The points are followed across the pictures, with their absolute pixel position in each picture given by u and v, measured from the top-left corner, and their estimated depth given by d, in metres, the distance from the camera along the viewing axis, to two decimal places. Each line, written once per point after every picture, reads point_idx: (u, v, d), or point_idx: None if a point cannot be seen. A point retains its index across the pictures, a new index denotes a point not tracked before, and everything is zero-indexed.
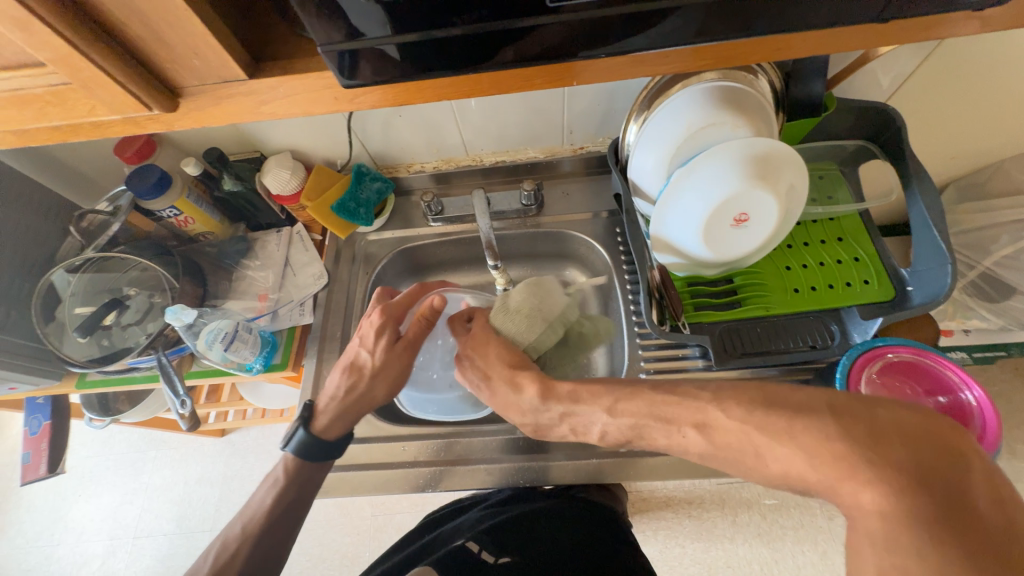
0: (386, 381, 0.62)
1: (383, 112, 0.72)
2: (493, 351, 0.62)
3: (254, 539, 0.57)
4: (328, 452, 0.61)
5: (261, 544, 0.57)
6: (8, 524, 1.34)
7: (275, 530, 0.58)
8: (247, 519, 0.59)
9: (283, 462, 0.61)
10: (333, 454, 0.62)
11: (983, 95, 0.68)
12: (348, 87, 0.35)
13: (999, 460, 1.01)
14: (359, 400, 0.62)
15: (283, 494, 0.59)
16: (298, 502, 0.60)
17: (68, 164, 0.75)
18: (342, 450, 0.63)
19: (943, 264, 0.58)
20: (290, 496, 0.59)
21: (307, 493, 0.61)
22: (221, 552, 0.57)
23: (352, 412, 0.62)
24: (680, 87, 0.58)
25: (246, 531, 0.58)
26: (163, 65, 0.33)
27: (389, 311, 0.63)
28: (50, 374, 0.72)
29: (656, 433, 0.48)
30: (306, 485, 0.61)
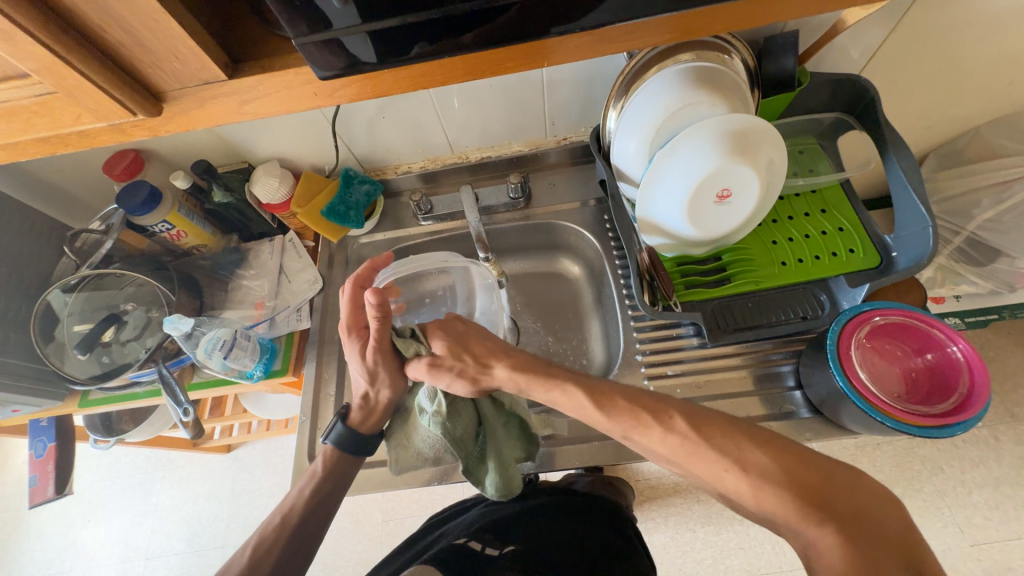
0: (391, 381, 0.62)
1: (366, 115, 0.73)
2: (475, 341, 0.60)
3: (293, 527, 0.58)
4: (363, 446, 0.63)
5: (303, 531, 0.58)
6: (17, 554, 1.33)
7: (316, 518, 0.59)
8: (282, 511, 0.59)
9: (322, 456, 0.62)
10: (371, 447, 0.63)
11: (952, 63, 0.69)
12: (325, 80, 0.37)
13: (999, 423, 1.02)
14: (381, 402, 0.64)
15: (320, 482, 0.60)
16: (334, 491, 0.61)
17: (58, 186, 0.76)
18: (376, 445, 0.64)
19: (924, 226, 0.59)
20: (327, 487, 0.60)
21: (342, 485, 0.62)
22: (258, 543, 0.56)
23: (383, 410, 0.64)
24: (655, 70, 0.59)
25: (285, 521, 0.58)
26: (145, 71, 0.34)
27: (352, 318, 0.60)
28: (53, 395, 0.72)
29: (646, 416, 0.49)
30: (343, 478, 0.62)
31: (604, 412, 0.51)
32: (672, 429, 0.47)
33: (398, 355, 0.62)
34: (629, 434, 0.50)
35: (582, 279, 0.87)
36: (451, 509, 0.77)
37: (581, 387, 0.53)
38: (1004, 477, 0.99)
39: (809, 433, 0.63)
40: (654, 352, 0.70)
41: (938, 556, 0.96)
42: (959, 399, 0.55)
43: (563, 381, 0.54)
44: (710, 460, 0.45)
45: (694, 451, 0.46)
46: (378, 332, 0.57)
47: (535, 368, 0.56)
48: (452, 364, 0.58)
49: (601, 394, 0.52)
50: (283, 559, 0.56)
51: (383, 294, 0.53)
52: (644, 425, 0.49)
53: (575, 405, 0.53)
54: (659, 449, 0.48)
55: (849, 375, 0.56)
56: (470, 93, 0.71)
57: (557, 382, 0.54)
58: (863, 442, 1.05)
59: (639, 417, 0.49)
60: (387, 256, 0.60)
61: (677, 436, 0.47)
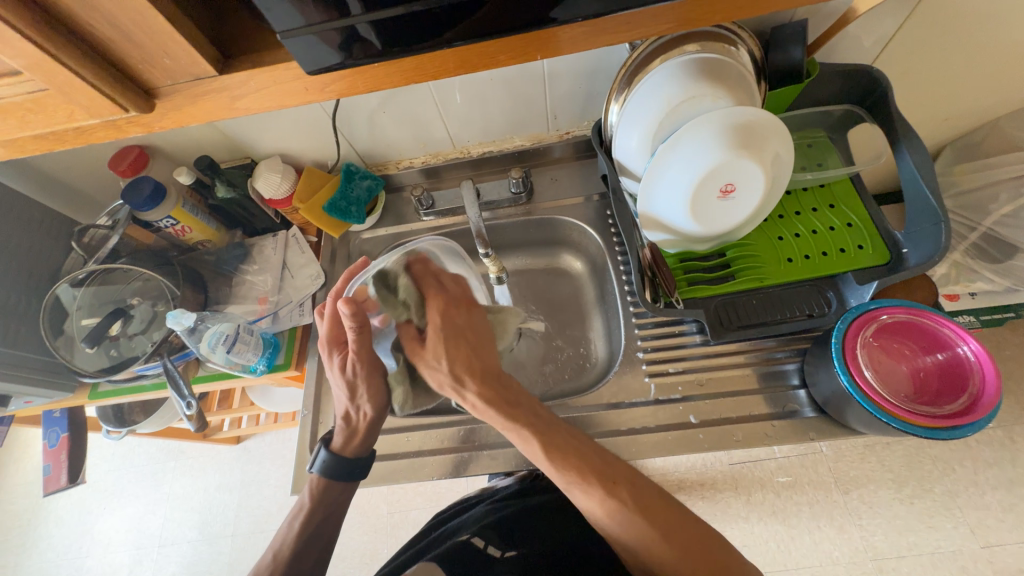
0: (371, 397, 0.60)
1: (367, 109, 0.73)
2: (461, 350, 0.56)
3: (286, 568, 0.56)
4: (351, 472, 0.60)
5: (299, 567, 0.57)
6: (37, 540, 1.37)
7: (312, 550, 0.59)
8: (275, 549, 0.58)
9: (310, 486, 0.61)
10: (362, 474, 0.61)
11: (969, 53, 0.67)
12: (314, 74, 0.36)
13: (1013, 423, 1.00)
14: (363, 419, 0.61)
15: (310, 515, 0.59)
16: (327, 520, 0.60)
17: (66, 182, 0.77)
18: (367, 470, 0.62)
19: (936, 222, 0.57)
20: (317, 519, 0.59)
21: (335, 509, 0.61)
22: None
23: (365, 428, 0.61)
24: (659, 61, 0.58)
25: (276, 558, 0.57)
26: (136, 68, 0.34)
27: (330, 334, 0.59)
28: (64, 387, 0.74)
29: (595, 478, 0.50)
30: (339, 506, 0.62)
31: (553, 462, 0.51)
32: (615, 496, 0.49)
33: (380, 367, 0.60)
34: (571, 488, 0.51)
35: (584, 276, 0.87)
36: (451, 511, 0.76)
37: (537, 433, 0.52)
38: (1017, 477, 0.97)
39: (813, 433, 0.61)
40: (656, 350, 0.69)
41: (946, 556, 0.94)
42: (969, 399, 0.54)
43: (522, 430, 0.53)
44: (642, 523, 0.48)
45: (629, 519, 0.49)
46: (358, 343, 0.55)
47: (502, 397, 0.54)
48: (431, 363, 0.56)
49: (555, 445, 0.52)
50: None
51: (355, 303, 0.52)
52: (589, 485, 0.50)
53: (529, 452, 0.53)
54: (595, 506, 0.50)
55: (854, 374, 0.55)
56: (471, 88, 0.70)
57: (518, 426, 0.53)
58: (871, 441, 1.04)
59: (586, 475, 0.50)
60: (363, 263, 0.61)
61: (617, 502, 0.49)
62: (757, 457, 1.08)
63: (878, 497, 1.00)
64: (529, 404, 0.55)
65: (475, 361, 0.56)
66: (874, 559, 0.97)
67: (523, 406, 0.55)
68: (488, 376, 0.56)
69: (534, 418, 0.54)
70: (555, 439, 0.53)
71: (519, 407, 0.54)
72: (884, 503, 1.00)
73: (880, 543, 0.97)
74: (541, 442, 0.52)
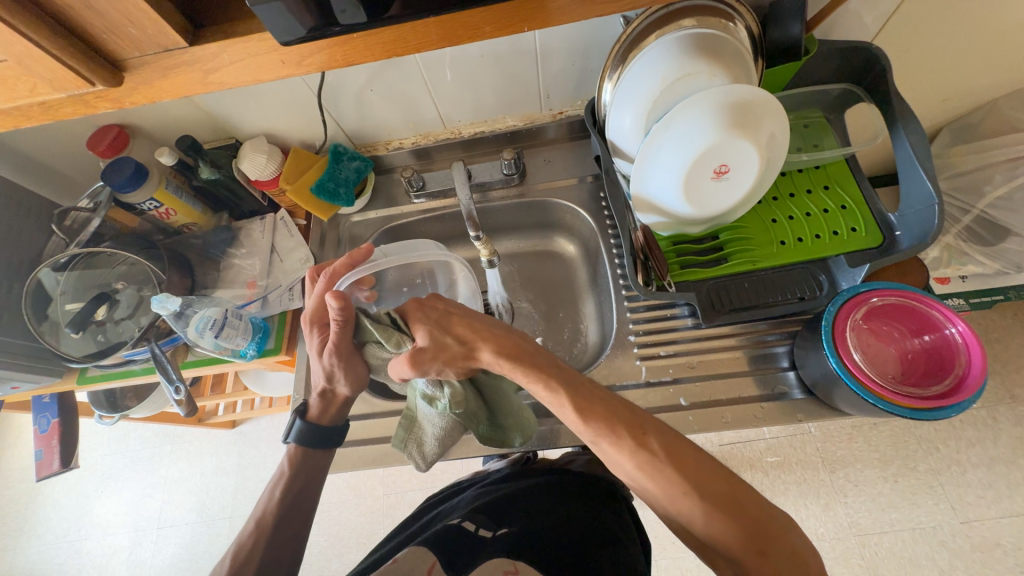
0: (347, 382, 0.60)
1: (354, 88, 0.70)
2: (459, 321, 0.55)
3: (267, 535, 0.57)
4: (328, 439, 0.62)
5: (281, 535, 0.57)
6: (36, 523, 1.38)
7: (296, 514, 0.59)
8: (254, 521, 0.58)
9: (287, 456, 0.62)
10: (338, 442, 0.63)
11: (972, 30, 0.65)
12: (288, 45, 0.35)
13: (999, 404, 1.02)
14: (338, 396, 0.62)
15: (289, 484, 0.60)
16: (308, 489, 0.61)
17: (44, 163, 0.75)
18: (346, 435, 0.65)
19: (930, 203, 0.57)
20: (297, 487, 0.60)
21: (315, 478, 0.62)
22: (237, 552, 0.56)
23: (340, 406, 0.63)
24: (654, 37, 0.56)
25: (261, 525, 0.57)
26: (101, 37, 0.34)
27: (315, 312, 0.58)
28: (52, 372, 0.73)
29: (625, 432, 0.48)
30: (322, 471, 0.63)
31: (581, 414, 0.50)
32: (645, 447, 0.47)
33: (359, 355, 0.59)
34: (599, 441, 0.49)
35: (577, 258, 0.86)
36: (445, 494, 0.77)
37: (562, 384, 0.51)
38: (1000, 456, 0.99)
39: (801, 414, 0.62)
40: (648, 332, 0.69)
41: (928, 532, 0.97)
42: (954, 380, 0.54)
43: (548, 382, 0.51)
44: (668, 477, 0.46)
45: (661, 473, 0.46)
46: (341, 334, 0.55)
47: (521, 352, 0.54)
48: (438, 354, 0.53)
49: (582, 397, 0.50)
50: (268, 557, 0.56)
51: (345, 298, 0.52)
52: (619, 436, 0.48)
53: (557, 407, 0.51)
54: (626, 461, 0.48)
55: (844, 357, 0.55)
56: (460, 64, 0.68)
57: (544, 377, 0.51)
58: (859, 422, 1.06)
59: (615, 428, 0.49)
60: (366, 250, 0.57)
61: (647, 453, 0.47)
62: (747, 438, 1.10)
63: (864, 476, 1.03)
64: (549, 357, 0.54)
65: (475, 327, 0.55)
66: (858, 534, 1.00)
67: (542, 357, 0.54)
68: (500, 330, 0.56)
69: (556, 368, 0.53)
70: (583, 393, 0.51)
71: (538, 359, 0.53)
72: (870, 481, 1.02)
73: (864, 519, 1.00)
74: (571, 398, 0.50)
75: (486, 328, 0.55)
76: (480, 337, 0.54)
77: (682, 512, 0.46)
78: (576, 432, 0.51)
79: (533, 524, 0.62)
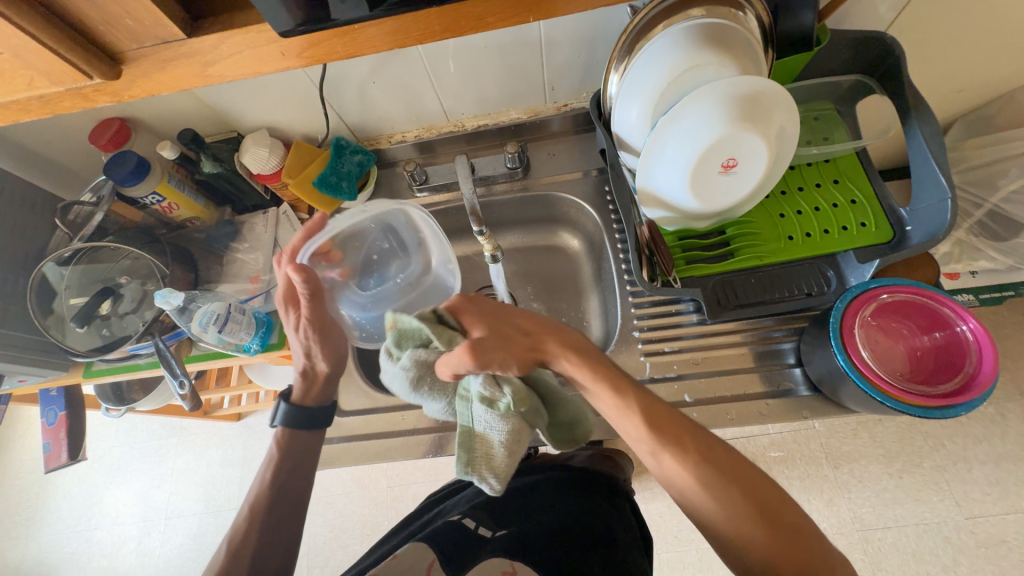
0: (327, 356, 0.61)
1: (356, 80, 0.69)
2: (517, 317, 0.53)
3: (262, 517, 0.56)
4: (312, 420, 0.62)
5: (274, 517, 0.57)
6: (46, 512, 1.40)
7: (290, 497, 0.59)
8: (250, 502, 0.58)
9: (274, 440, 0.61)
10: (325, 421, 0.64)
11: (989, 20, 0.64)
12: (286, 36, 0.35)
13: (1007, 400, 1.01)
14: (318, 378, 0.63)
15: (278, 464, 0.60)
16: (297, 475, 0.60)
17: (47, 157, 0.75)
18: (330, 416, 0.65)
19: (943, 198, 0.55)
20: (287, 466, 0.60)
21: (303, 463, 0.61)
22: (232, 538, 0.56)
23: (325, 381, 0.64)
24: (662, 27, 0.54)
25: (252, 511, 0.57)
26: (99, 30, 0.34)
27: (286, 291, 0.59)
28: (58, 366, 0.73)
29: (692, 446, 0.47)
30: (311, 451, 0.62)
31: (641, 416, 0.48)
32: (711, 462, 0.46)
33: (334, 328, 0.61)
34: (659, 455, 0.47)
35: (581, 253, 0.85)
36: (447, 490, 0.77)
37: (624, 391, 0.50)
38: (1007, 452, 0.98)
39: (806, 411, 0.62)
40: (652, 329, 0.68)
41: (933, 528, 0.97)
42: (964, 380, 0.53)
43: (612, 387, 0.50)
44: (732, 498, 0.44)
45: (723, 492, 0.45)
46: (311, 308, 0.57)
47: (588, 354, 0.52)
48: (504, 346, 0.49)
49: (649, 408, 0.49)
50: (264, 538, 0.55)
51: (307, 269, 0.55)
52: (686, 450, 0.46)
53: (619, 415, 0.50)
54: (689, 478, 0.46)
55: (851, 354, 0.54)
56: (464, 56, 0.67)
57: (611, 380, 0.50)
58: (864, 417, 1.05)
59: (677, 439, 0.47)
60: (320, 220, 0.58)
61: (712, 469, 0.45)
62: (751, 433, 1.10)
63: (868, 471, 1.02)
64: (609, 362, 0.52)
65: (536, 325, 0.53)
66: (861, 530, 0.99)
67: (602, 360, 0.52)
68: (562, 330, 0.54)
69: (617, 373, 0.51)
70: (652, 404, 0.49)
71: (601, 362, 0.52)
72: (875, 477, 1.02)
73: (868, 514, 1.00)
74: (638, 410, 0.48)
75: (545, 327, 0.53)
76: (546, 335, 0.53)
77: (736, 535, 0.44)
78: (637, 443, 0.49)
79: (532, 523, 0.63)
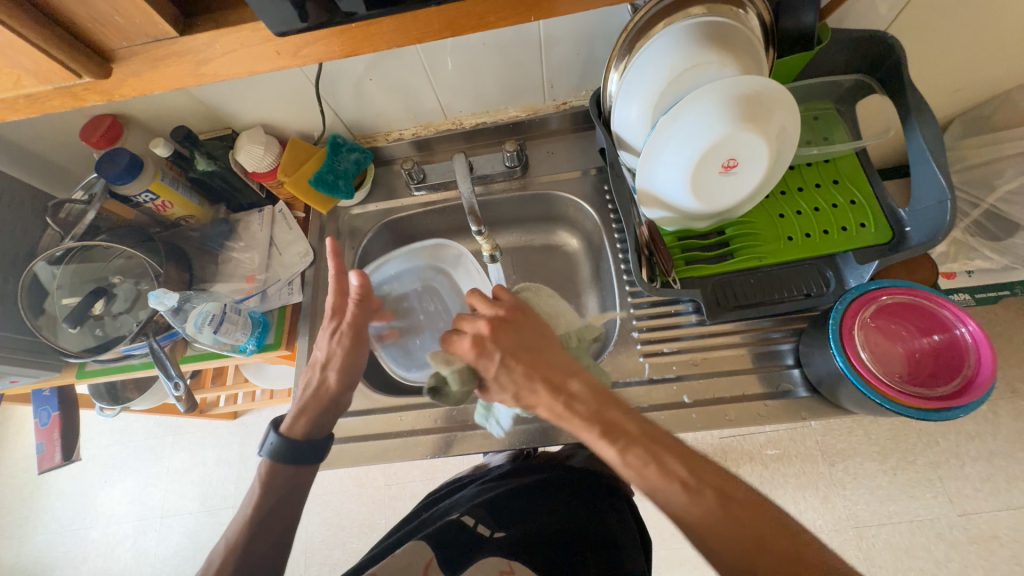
0: (342, 369, 0.61)
1: (352, 77, 0.68)
2: (518, 366, 0.51)
3: (240, 552, 0.55)
4: (300, 456, 0.59)
5: (253, 553, 0.55)
6: (40, 511, 1.40)
7: (270, 530, 0.57)
8: (228, 539, 0.57)
9: (259, 472, 0.60)
10: (316, 457, 0.60)
11: (988, 20, 0.63)
12: (283, 36, 0.34)
13: (1000, 399, 1.01)
14: (324, 393, 0.61)
15: (260, 499, 0.58)
16: (278, 508, 0.58)
17: (37, 154, 0.73)
18: (318, 453, 0.61)
19: (941, 199, 0.55)
20: (267, 506, 0.57)
21: (286, 497, 0.59)
22: (211, 562, 0.56)
23: (318, 404, 0.61)
24: (662, 25, 0.54)
25: (231, 543, 0.56)
26: (86, 25, 0.33)
27: (334, 303, 0.60)
28: (50, 366, 0.72)
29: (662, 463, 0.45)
30: (296, 490, 0.60)
31: (604, 434, 0.47)
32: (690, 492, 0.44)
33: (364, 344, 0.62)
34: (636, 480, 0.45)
35: (580, 252, 0.85)
36: (446, 490, 0.77)
37: (599, 434, 0.47)
38: (999, 450, 0.99)
39: (806, 412, 0.62)
40: (651, 329, 0.68)
41: (926, 524, 0.98)
42: (963, 381, 0.54)
43: (589, 432, 0.47)
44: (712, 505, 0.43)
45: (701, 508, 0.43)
46: (356, 315, 0.60)
47: (575, 405, 0.49)
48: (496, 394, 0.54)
49: (623, 443, 0.46)
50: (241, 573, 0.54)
51: (366, 277, 0.60)
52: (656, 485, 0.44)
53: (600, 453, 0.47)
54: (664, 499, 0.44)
55: (851, 354, 0.54)
56: (462, 54, 0.66)
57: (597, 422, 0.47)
58: (859, 415, 1.05)
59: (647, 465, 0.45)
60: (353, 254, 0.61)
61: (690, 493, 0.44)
62: (747, 431, 1.10)
63: (863, 469, 1.03)
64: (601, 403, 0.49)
65: (536, 373, 0.51)
66: (855, 527, 1.00)
67: (593, 407, 0.49)
68: (562, 380, 0.51)
69: (602, 423, 0.47)
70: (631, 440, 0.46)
71: (587, 408, 0.49)
72: (869, 474, 1.02)
73: (863, 512, 1.01)
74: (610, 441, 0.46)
75: (547, 374, 0.51)
76: (535, 389, 0.50)
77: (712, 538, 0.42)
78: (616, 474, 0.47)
79: (531, 523, 0.62)
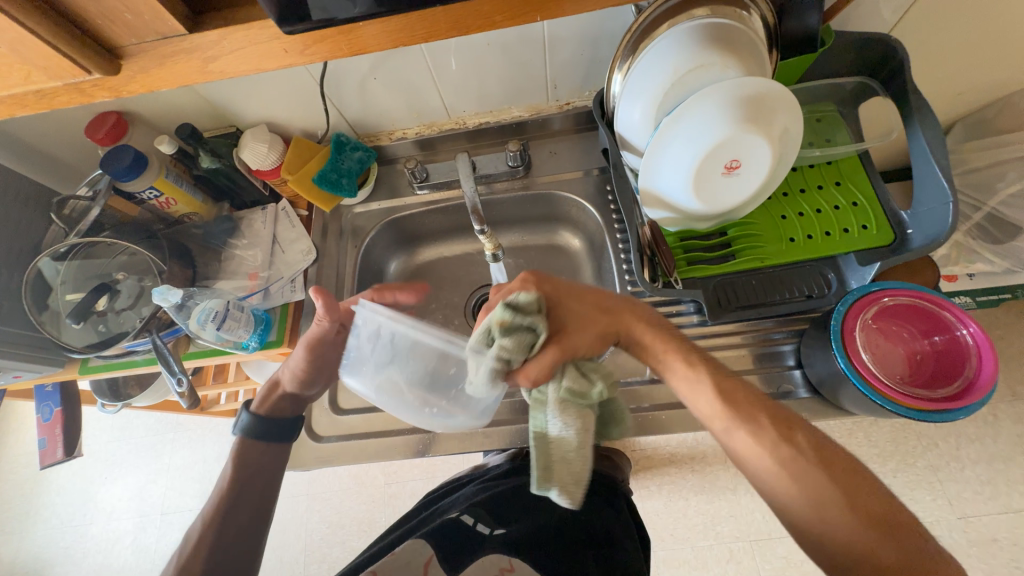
0: (306, 377, 0.64)
1: (356, 75, 0.69)
2: (589, 297, 0.56)
3: (216, 525, 0.58)
4: (269, 436, 0.64)
5: (228, 526, 0.59)
6: (40, 507, 1.40)
7: (246, 506, 0.61)
8: (206, 513, 0.60)
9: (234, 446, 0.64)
10: (285, 437, 0.65)
11: (991, 23, 0.63)
12: (291, 34, 0.35)
13: (1001, 402, 1.01)
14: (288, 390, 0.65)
15: (234, 474, 0.62)
16: (255, 484, 0.62)
17: (42, 150, 0.73)
18: (289, 435, 0.65)
19: (944, 201, 0.55)
20: (241, 478, 0.61)
21: (259, 474, 0.63)
22: (189, 538, 0.59)
23: (285, 398, 0.66)
24: (666, 27, 0.54)
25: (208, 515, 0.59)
26: (96, 21, 0.33)
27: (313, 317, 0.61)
28: (54, 361, 0.72)
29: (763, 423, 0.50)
30: (269, 465, 0.63)
31: (687, 365, 0.54)
32: (790, 442, 0.49)
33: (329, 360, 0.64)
34: (732, 431, 0.51)
35: (582, 252, 0.85)
36: (445, 488, 0.77)
37: (688, 363, 0.54)
38: (999, 453, 0.99)
39: (806, 413, 0.62)
40: None
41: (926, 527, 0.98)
42: (964, 383, 0.54)
43: (675, 362, 0.54)
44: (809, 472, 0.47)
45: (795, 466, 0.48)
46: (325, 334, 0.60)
47: (657, 335, 0.56)
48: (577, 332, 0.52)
49: (726, 389, 0.52)
50: (216, 543, 0.58)
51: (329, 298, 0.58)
52: (761, 430, 0.50)
53: (690, 379, 0.53)
54: (763, 457, 0.49)
55: (852, 355, 0.54)
56: (466, 53, 0.66)
57: (682, 354, 0.55)
58: (860, 417, 1.05)
59: (754, 419, 0.50)
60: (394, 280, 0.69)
61: (790, 447, 0.48)
62: None
63: None
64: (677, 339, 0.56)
65: (608, 303, 0.57)
66: None
67: (668, 334, 0.56)
68: (631, 311, 0.58)
69: (686, 352, 0.55)
70: (731, 391, 0.52)
71: (669, 342, 0.56)
72: None
73: None
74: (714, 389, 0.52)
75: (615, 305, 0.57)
76: (616, 316, 0.56)
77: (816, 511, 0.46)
78: (701, 405, 0.53)
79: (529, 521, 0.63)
